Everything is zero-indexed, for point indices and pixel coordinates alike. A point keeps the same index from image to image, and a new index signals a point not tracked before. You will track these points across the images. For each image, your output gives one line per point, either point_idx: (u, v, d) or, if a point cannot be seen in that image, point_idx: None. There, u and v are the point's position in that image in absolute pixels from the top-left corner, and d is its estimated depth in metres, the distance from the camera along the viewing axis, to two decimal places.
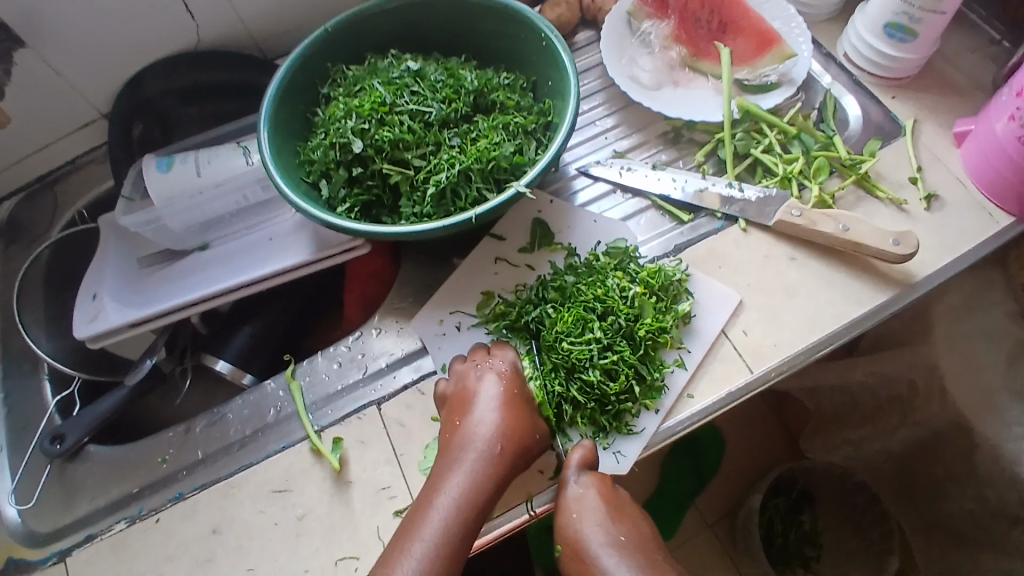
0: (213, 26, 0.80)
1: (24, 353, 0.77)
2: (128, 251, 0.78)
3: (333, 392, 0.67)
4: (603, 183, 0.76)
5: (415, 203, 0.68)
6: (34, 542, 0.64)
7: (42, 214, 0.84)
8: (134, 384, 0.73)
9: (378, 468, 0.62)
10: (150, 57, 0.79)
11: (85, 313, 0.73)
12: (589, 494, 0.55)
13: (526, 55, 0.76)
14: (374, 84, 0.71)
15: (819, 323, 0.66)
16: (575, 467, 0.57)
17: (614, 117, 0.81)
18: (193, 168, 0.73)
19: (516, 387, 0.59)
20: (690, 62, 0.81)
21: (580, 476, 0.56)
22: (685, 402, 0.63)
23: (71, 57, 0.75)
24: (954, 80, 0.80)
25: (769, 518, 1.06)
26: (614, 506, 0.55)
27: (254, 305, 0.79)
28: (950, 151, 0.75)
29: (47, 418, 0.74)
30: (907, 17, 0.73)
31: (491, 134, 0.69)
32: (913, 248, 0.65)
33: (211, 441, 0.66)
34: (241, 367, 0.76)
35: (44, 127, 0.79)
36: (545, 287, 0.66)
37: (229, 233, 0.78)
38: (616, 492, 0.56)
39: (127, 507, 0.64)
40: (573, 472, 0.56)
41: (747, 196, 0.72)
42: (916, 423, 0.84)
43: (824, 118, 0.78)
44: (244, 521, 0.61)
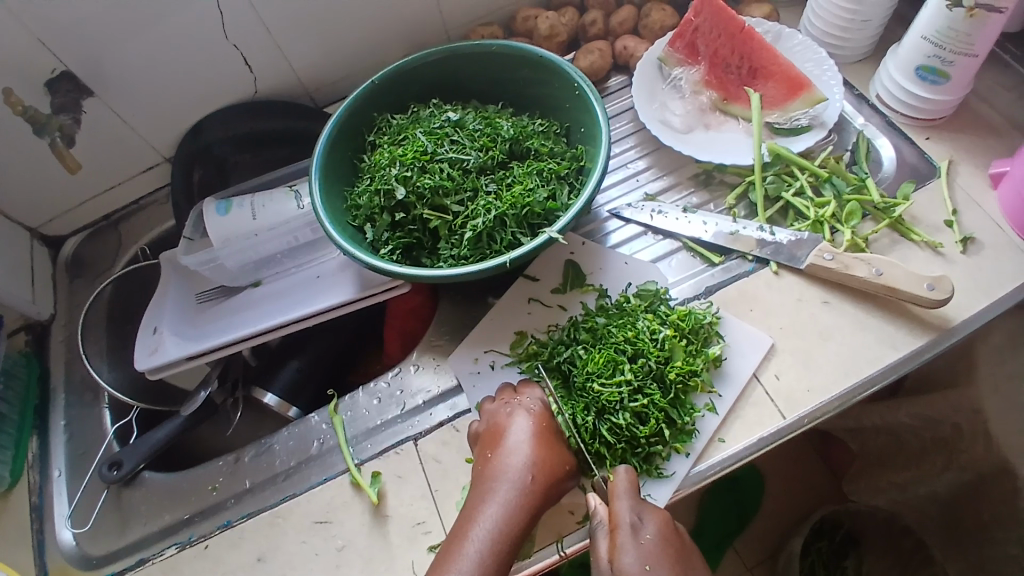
0: (268, 78, 0.86)
1: (85, 382, 0.83)
2: (188, 287, 0.83)
3: (373, 426, 0.70)
4: (634, 226, 0.78)
5: (454, 245, 0.71)
6: (89, 564, 0.68)
7: (106, 250, 0.91)
8: (188, 415, 0.77)
9: (413, 503, 0.65)
10: (210, 107, 0.86)
11: (146, 345, 0.78)
12: (651, 534, 0.53)
13: (560, 103, 0.79)
14: (417, 133, 0.75)
15: (853, 368, 0.66)
16: (631, 501, 0.55)
17: (645, 159, 0.83)
18: (249, 211, 0.78)
19: (546, 421, 0.61)
20: (720, 105, 0.83)
21: (638, 511, 0.54)
22: (716, 447, 0.64)
23: (137, 107, 0.82)
24: (989, 119, 0.80)
25: (812, 562, 1.00)
26: (675, 547, 0.53)
27: (301, 340, 0.83)
28: (986, 192, 0.74)
29: (105, 445, 0.79)
30: (938, 60, 0.74)
31: (525, 180, 0.73)
32: (949, 292, 0.65)
33: (258, 470, 0.70)
34: (287, 401, 0.79)
35: (111, 172, 0.87)
36: (577, 328, 0.68)
37: (279, 271, 0.83)
38: (672, 530, 0.54)
39: (179, 533, 0.68)
40: (631, 509, 0.54)
41: (779, 239, 0.73)
42: (963, 467, 0.83)
43: (857, 160, 0.78)
44: (287, 551, 0.64)
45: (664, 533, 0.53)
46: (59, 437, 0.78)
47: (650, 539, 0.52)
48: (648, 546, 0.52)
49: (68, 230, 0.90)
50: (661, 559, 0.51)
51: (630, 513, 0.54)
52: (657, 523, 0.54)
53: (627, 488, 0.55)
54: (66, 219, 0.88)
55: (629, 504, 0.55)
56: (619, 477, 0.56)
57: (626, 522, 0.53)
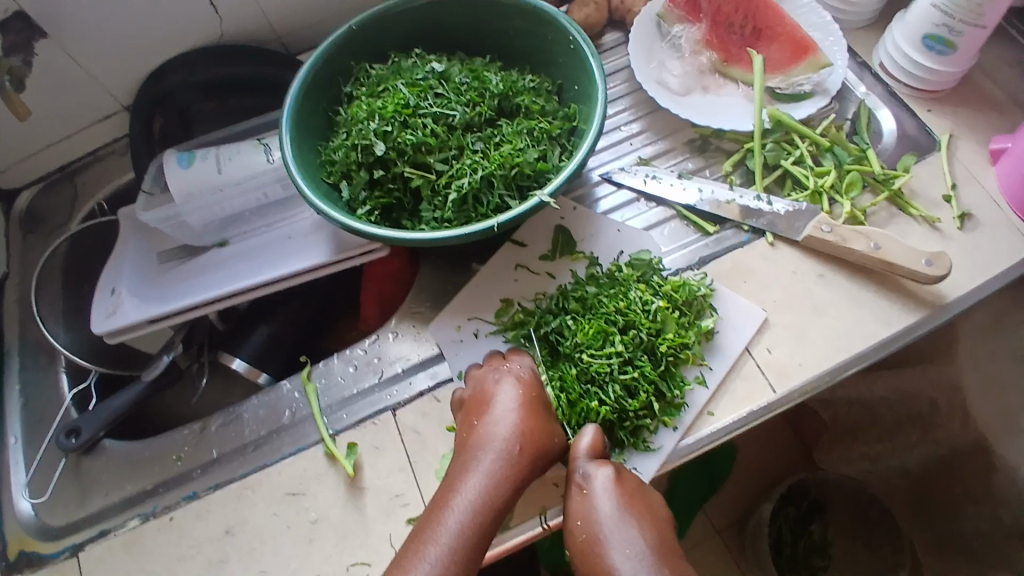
0: (236, 19, 0.79)
1: (40, 344, 0.77)
2: (148, 246, 0.78)
3: (349, 396, 0.67)
4: (626, 191, 0.74)
5: (436, 207, 0.67)
6: (48, 535, 0.64)
7: (62, 203, 0.84)
8: (151, 379, 0.73)
9: (391, 476, 0.62)
10: (173, 50, 0.79)
11: (103, 308, 0.72)
12: (600, 488, 0.53)
13: (553, 57, 0.74)
14: (398, 85, 0.70)
15: (846, 343, 0.64)
16: (584, 456, 0.55)
17: (639, 122, 0.79)
18: (213, 164, 0.72)
19: (536, 390, 0.59)
20: (721, 67, 0.79)
21: (589, 466, 0.55)
22: (705, 420, 0.62)
23: (91, 46, 0.74)
24: (990, 94, 0.77)
25: (778, 528, 0.99)
26: (630, 495, 0.53)
27: (271, 305, 0.79)
28: (985, 169, 0.72)
29: (63, 411, 0.74)
30: (947, 29, 0.71)
31: (515, 139, 0.68)
32: (946, 269, 0.63)
33: (226, 440, 0.66)
34: (256, 366, 0.76)
35: (65, 118, 0.79)
36: (566, 297, 0.65)
37: (247, 231, 0.78)
38: (626, 481, 0.54)
39: (142, 504, 0.64)
40: (583, 462, 0.55)
41: (775, 209, 0.70)
42: (936, 441, 0.84)
43: (858, 130, 0.76)
44: (257, 524, 0.61)
45: (616, 484, 0.54)
46: (15, 401, 0.73)
47: (597, 486, 0.53)
48: (594, 495, 0.53)
49: (20, 180, 0.82)
50: (611, 510, 0.52)
51: (583, 469, 0.54)
52: (610, 474, 0.54)
53: (582, 447, 0.56)
54: (18, 169, 0.81)
55: (584, 457, 0.55)
56: (579, 436, 0.56)
57: (577, 476, 0.54)
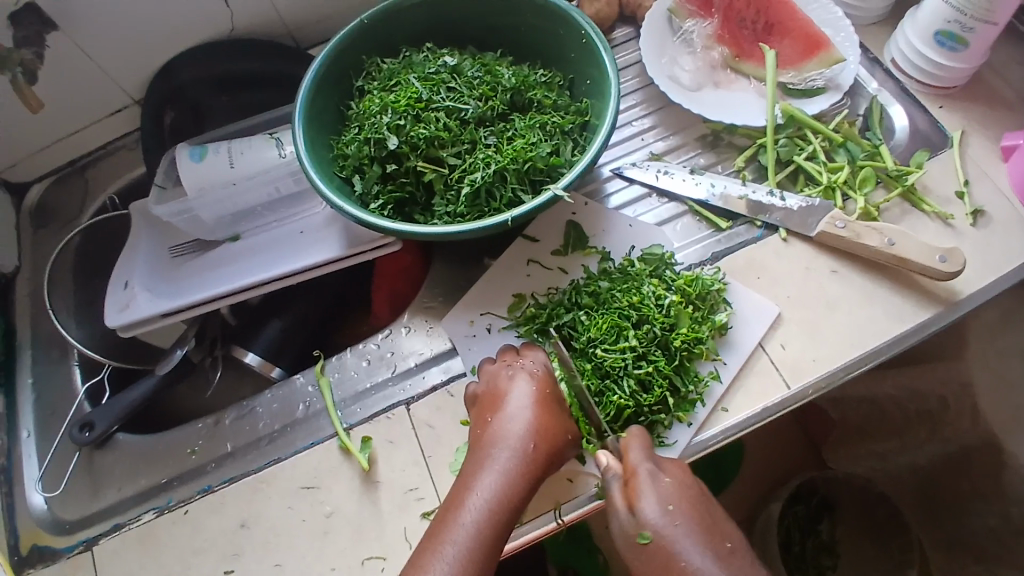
0: (247, 13, 0.79)
1: (53, 338, 0.78)
2: (159, 241, 0.78)
3: (362, 390, 0.67)
4: (638, 186, 0.74)
5: (449, 202, 0.67)
6: (61, 529, 0.65)
7: (73, 198, 0.84)
8: (164, 373, 0.73)
9: (406, 470, 0.62)
10: (184, 45, 0.79)
11: (116, 301, 0.73)
12: (669, 481, 0.53)
13: (565, 52, 0.74)
14: (411, 79, 0.70)
15: (859, 339, 0.64)
16: (645, 453, 0.55)
17: (651, 118, 0.79)
18: (226, 159, 0.72)
19: (549, 386, 0.59)
20: (732, 62, 0.79)
21: (653, 463, 0.54)
22: (718, 415, 0.62)
23: (104, 39, 0.74)
24: (1002, 91, 0.77)
25: (787, 526, 0.99)
26: (695, 493, 0.53)
27: (284, 299, 0.79)
28: (997, 165, 0.72)
29: (76, 406, 0.74)
30: (959, 25, 0.71)
31: (528, 133, 0.68)
32: (960, 265, 0.63)
33: (239, 434, 0.67)
34: (270, 360, 0.76)
35: (77, 112, 0.79)
36: (579, 292, 0.66)
37: (259, 225, 0.78)
38: (691, 481, 0.54)
39: (156, 498, 0.64)
40: (645, 459, 0.54)
41: (788, 205, 0.70)
42: (945, 439, 0.84)
43: (870, 127, 0.76)
44: (271, 517, 0.62)
45: (684, 484, 0.53)
46: (27, 395, 0.74)
47: (667, 480, 0.53)
48: (665, 489, 0.52)
49: (32, 175, 0.83)
50: (683, 505, 0.52)
51: (647, 464, 0.54)
52: (675, 474, 0.54)
53: (639, 442, 0.56)
54: (29, 163, 0.81)
55: (643, 454, 0.55)
56: (634, 432, 0.56)
57: (642, 472, 0.53)
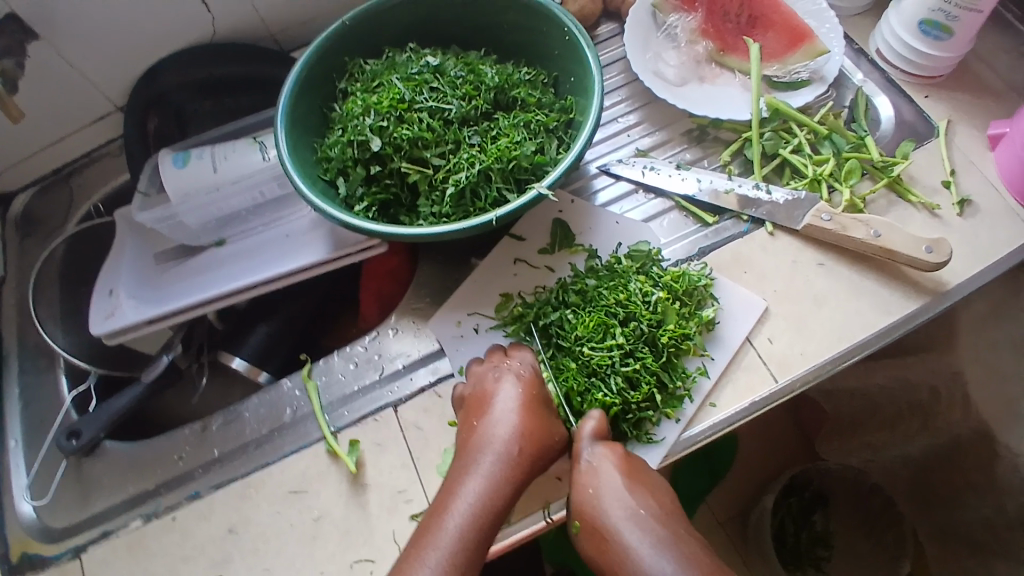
0: (229, 17, 0.78)
1: (40, 347, 0.77)
2: (145, 246, 0.77)
3: (350, 393, 0.67)
4: (625, 183, 0.74)
5: (434, 202, 0.67)
6: (50, 538, 0.64)
7: (58, 206, 0.84)
8: (149, 381, 0.73)
9: (394, 472, 0.62)
10: (167, 50, 0.78)
11: (101, 309, 0.72)
12: (606, 466, 0.53)
13: (549, 49, 0.74)
14: (394, 80, 0.70)
15: (847, 331, 0.64)
16: (590, 439, 0.55)
17: (637, 113, 0.79)
18: (209, 163, 0.72)
19: (536, 388, 0.58)
20: (717, 56, 0.79)
21: (595, 448, 0.55)
22: (707, 411, 0.62)
23: (84, 47, 0.73)
24: (987, 80, 0.77)
25: (781, 519, 1.01)
26: (633, 470, 0.54)
27: (271, 302, 0.79)
28: (983, 155, 0.72)
29: (64, 414, 0.74)
30: (943, 15, 0.71)
31: (512, 132, 0.68)
32: (947, 255, 0.63)
33: (227, 439, 0.66)
34: (257, 365, 0.75)
35: (59, 120, 0.79)
36: (566, 290, 0.65)
37: (244, 229, 0.77)
38: (633, 462, 0.55)
39: (145, 504, 0.64)
40: (587, 443, 0.55)
41: (774, 198, 0.70)
42: (938, 430, 0.84)
43: (856, 118, 0.75)
44: (260, 523, 0.61)
45: (619, 464, 0.54)
46: (15, 404, 0.73)
47: (603, 467, 0.53)
48: (599, 476, 0.53)
49: (15, 183, 0.82)
50: (615, 482, 0.52)
51: (587, 450, 0.55)
52: (615, 455, 0.54)
53: (588, 432, 0.56)
54: (13, 172, 0.81)
55: (586, 444, 0.55)
56: (586, 422, 0.56)
57: (582, 457, 0.55)
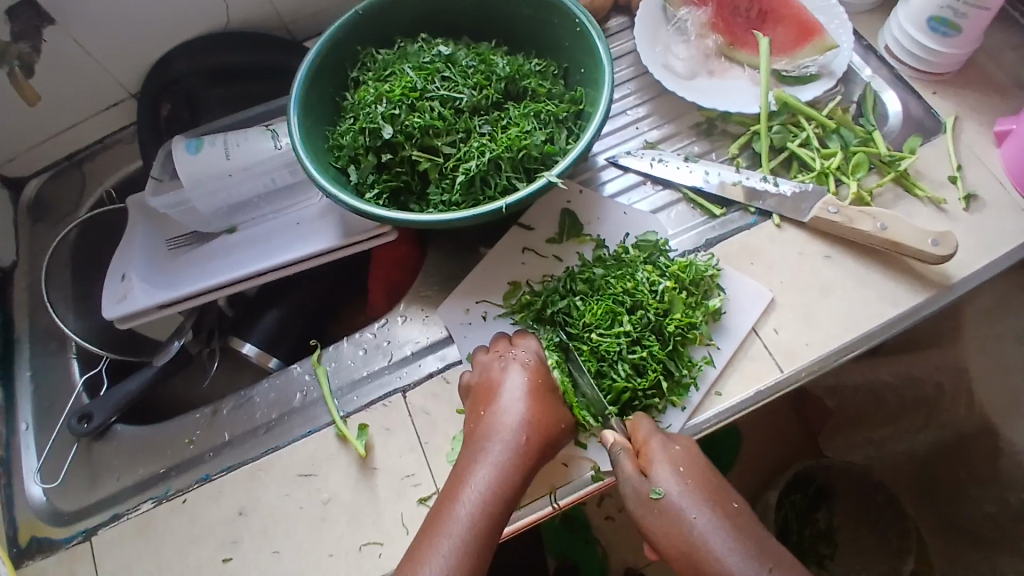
0: (242, 7, 0.79)
1: (51, 331, 0.78)
2: (156, 232, 0.78)
3: (359, 378, 0.68)
4: (632, 174, 0.75)
5: (444, 190, 0.67)
6: (60, 521, 0.65)
7: (70, 192, 0.85)
8: (160, 365, 0.73)
9: (403, 456, 0.63)
10: (179, 38, 0.79)
11: (113, 293, 0.73)
12: (679, 451, 0.56)
13: (559, 41, 0.74)
14: (405, 69, 0.70)
15: (853, 323, 0.65)
16: (654, 427, 0.57)
17: (645, 106, 0.79)
18: (222, 150, 0.73)
19: (541, 376, 0.59)
20: (725, 50, 0.79)
21: (664, 435, 0.57)
22: (713, 400, 0.63)
23: (99, 34, 0.74)
24: (995, 76, 0.77)
25: (784, 515, 0.98)
26: (701, 461, 0.56)
27: (279, 289, 0.80)
28: (990, 151, 0.73)
29: (75, 397, 0.75)
30: (951, 11, 0.71)
31: (522, 122, 0.69)
32: (953, 249, 0.63)
33: (237, 423, 0.67)
34: (267, 351, 0.76)
35: (73, 106, 0.79)
36: (573, 279, 0.66)
37: (255, 217, 0.78)
38: (700, 450, 0.57)
39: (155, 487, 0.65)
40: (654, 431, 0.57)
41: (781, 191, 0.70)
42: (941, 425, 0.85)
43: (864, 113, 0.76)
44: (269, 505, 0.62)
45: (689, 451, 0.56)
46: (26, 388, 0.74)
47: (678, 453, 0.55)
48: (677, 460, 0.55)
49: (27, 169, 0.83)
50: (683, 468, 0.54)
51: (654, 435, 0.56)
52: (683, 443, 0.57)
53: (650, 420, 0.58)
54: (25, 159, 0.82)
55: (653, 428, 0.57)
56: (643, 419, 0.58)
57: (653, 442, 0.56)
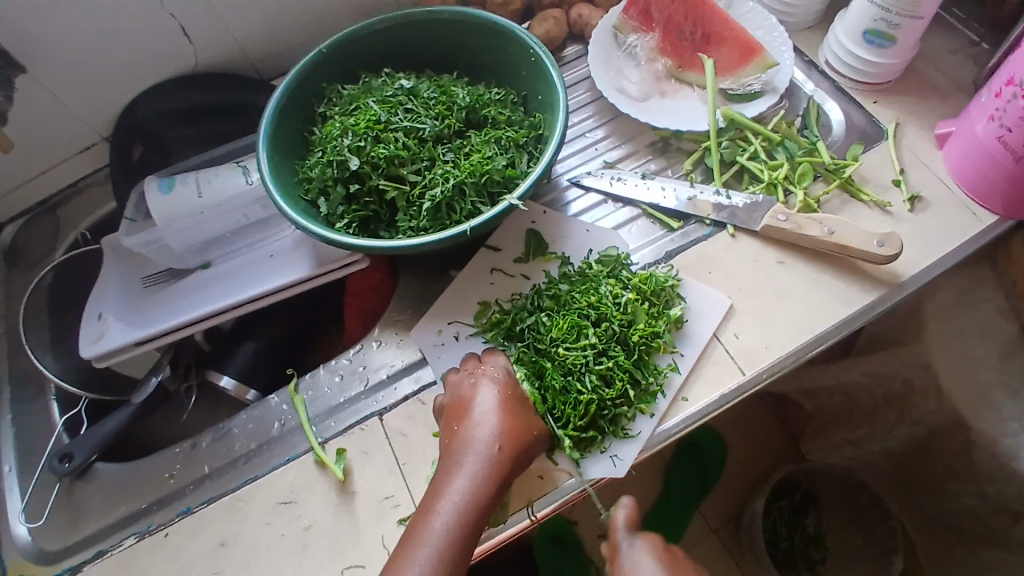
0: (210, 48, 0.82)
1: (29, 375, 0.78)
2: (131, 272, 0.79)
3: (336, 405, 0.69)
4: (594, 194, 0.78)
5: (412, 217, 0.69)
6: (45, 560, 0.65)
7: (45, 237, 0.85)
8: (139, 403, 0.74)
9: (380, 479, 0.64)
10: (147, 82, 0.82)
11: (90, 332, 0.74)
12: (645, 557, 0.56)
13: (517, 70, 0.78)
14: (369, 103, 0.73)
15: (809, 324, 0.68)
16: (625, 530, 0.59)
17: (603, 128, 0.83)
18: (194, 188, 0.76)
19: (512, 389, 0.61)
20: (675, 73, 0.83)
21: (632, 539, 0.58)
22: (679, 406, 0.65)
23: (67, 80, 0.76)
24: (935, 81, 0.82)
25: (773, 522, 1.05)
26: (671, 562, 0.56)
27: (254, 322, 0.81)
28: (933, 153, 0.77)
29: (55, 438, 0.75)
30: (885, 24, 0.75)
31: (484, 148, 0.72)
32: (897, 248, 0.67)
33: (217, 456, 0.68)
34: (245, 383, 0.77)
35: (45, 152, 0.81)
36: (540, 296, 0.69)
37: (229, 252, 0.79)
38: (671, 551, 0.58)
39: (137, 523, 0.65)
40: (625, 536, 0.58)
41: (735, 202, 0.74)
42: (915, 422, 0.83)
43: (808, 125, 0.80)
44: (250, 535, 0.62)
45: (660, 555, 0.57)
46: (7, 430, 0.74)
47: (644, 558, 0.56)
48: (642, 567, 0.55)
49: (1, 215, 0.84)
50: (654, 572, 0.55)
51: (624, 542, 0.58)
52: (653, 546, 0.57)
53: (623, 520, 0.59)
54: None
55: (624, 533, 0.59)
56: (618, 511, 0.60)
57: (622, 551, 0.58)
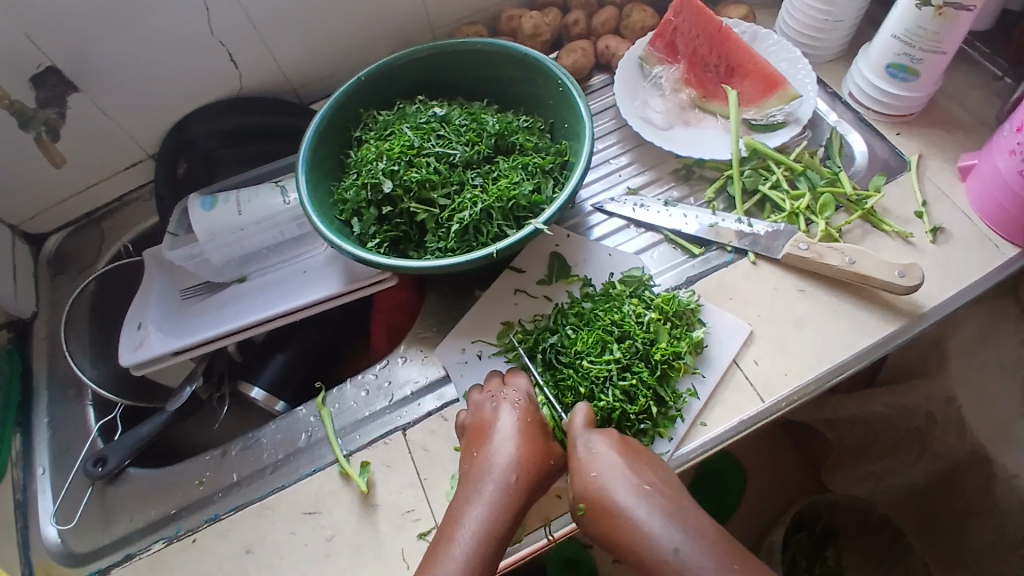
0: (255, 74, 0.87)
1: (67, 378, 0.82)
2: (171, 284, 0.83)
3: (361, 418, 0.71)
4: (617, 219, 0.80)
5: (441, 238, 0.72)
6: (73, 561, 0.68)
7: (90, 247, 0.90)
8: (173, 411, 0.77)
9: (403, 491, 0.65)
10: (195, 104, 0.86)
11: (130, 341, 0.77)
12: (604, 448, 0.56)
13: (545, 99, 0.81)
14: (404, 129, 0.77)
15: (829, 353, 0.68)
16: (584, 429, 0.58)
17: (627, 155, 0.85)
18: (234, 207, 0.78)
19: (530, 416, 0.61)
20: (699, 103, 0.86)
21: (590, 436, 0.58)
22: (698, 430, 0.65)
23: (121, 101, 0.81)
24: (959, 115, 0.83)
25: (792, 554, 0.99)
26: (629, 451, 0.56)
27: (286, 331, 0.84)
28: (956, 186, 0.77)
29: (90, 442, 0.78)
30: (908, 58, 0.76)
31: (511, 174, 0.74)
32: (918, 279, 0.67)
33: (245, 464, 0.70)
34: (275, 394, 0.80)
35: (95, 168, 0.86)
36: (564, 314, 0.70)
37: (264, 267, 0.83)
38: (625, 441, 0.58)
39: (165, 528, 0.68)
40: (582, 432, 0.58)
41: (756, 230, 0.75)
42: (935, 455, 0.83)
43: (831, 155, 0.81)
44: (275, 541, 0.64)
45: (617, 446, 0.57)
46: (43, 432, 0.78)
47: (600, 449, 0.56)
48: (597, 461, 0.55)
49: (49, 225, 0.89)
50: (617, 464, 0.55)
51: (582, 437, 0.57)
52: (610, 439, 0.57)
53: (582, 420, 0.59)
54: (47, 215, 0.87)
55: (581, 431, 0.58)
56: (577, 412, 0.60)
57: (579, 447, 0.57)
